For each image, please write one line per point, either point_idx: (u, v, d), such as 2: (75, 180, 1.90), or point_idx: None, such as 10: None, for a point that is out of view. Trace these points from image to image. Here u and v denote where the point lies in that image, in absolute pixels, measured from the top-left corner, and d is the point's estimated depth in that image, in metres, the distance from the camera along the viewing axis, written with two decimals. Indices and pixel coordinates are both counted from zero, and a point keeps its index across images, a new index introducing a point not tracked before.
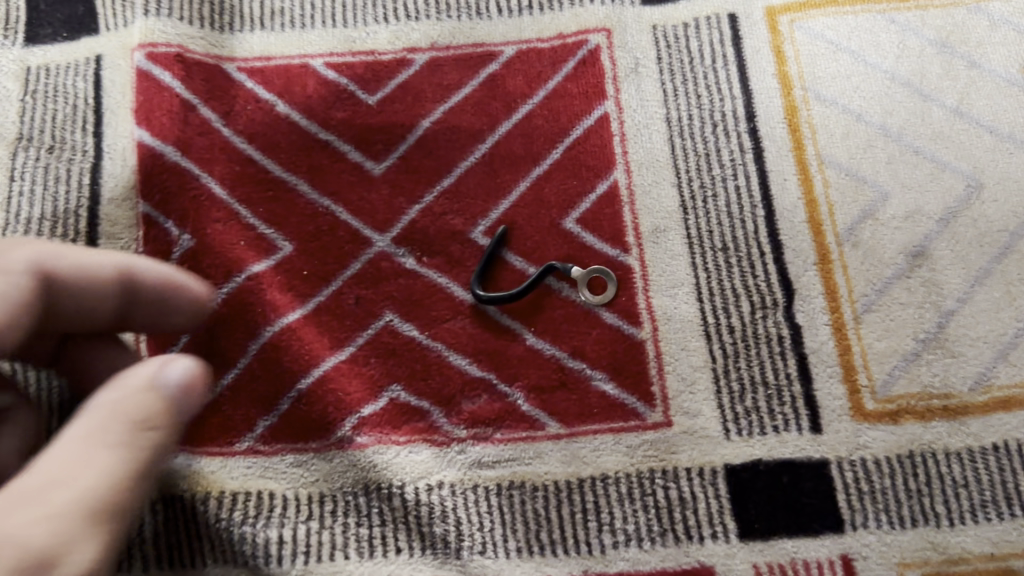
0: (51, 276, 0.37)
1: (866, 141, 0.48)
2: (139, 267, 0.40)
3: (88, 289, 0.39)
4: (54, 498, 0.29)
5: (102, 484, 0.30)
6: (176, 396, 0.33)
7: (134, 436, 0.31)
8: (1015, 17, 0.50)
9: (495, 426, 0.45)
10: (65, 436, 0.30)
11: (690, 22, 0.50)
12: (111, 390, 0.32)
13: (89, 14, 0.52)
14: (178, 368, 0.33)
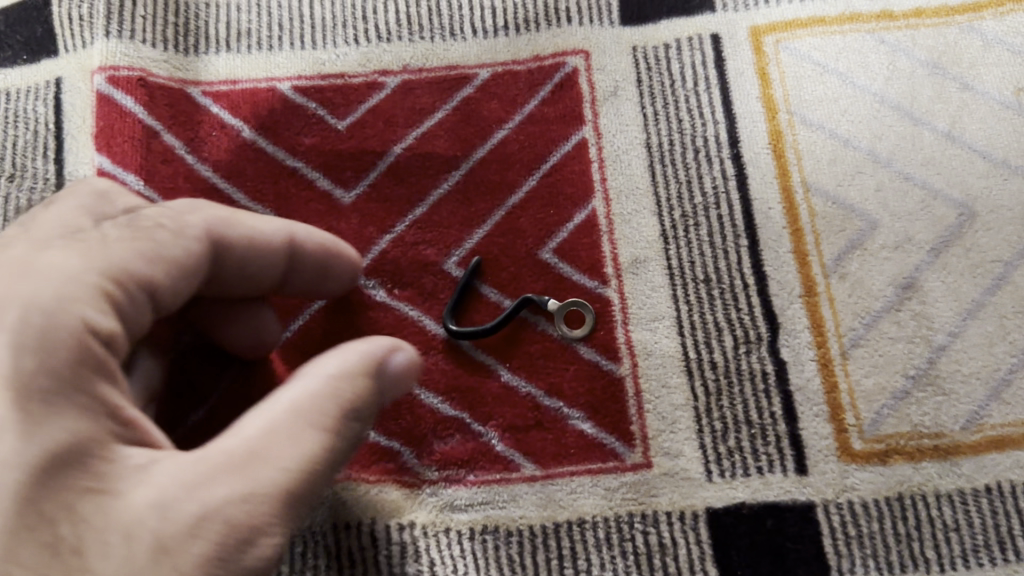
0: (226, 248, 0.38)
1: (854, 167, 0.46)
2: (305, 232, 0.40)
3: (257, 257, 0.39)
4: (255, 475, 0.30)
5: (303, 464, 0.31)
6: (391, 376, 0.35)
7: (342, 421, 0.33)
8: (1009, 37, 0.48)
9: (468, 468, 0.43)
10: (283, 396, 0.32)
11: (671, 43, 0.48)
12: (340, 357, 0.34)
13: (48, 35, 0.50)
14: (401, 355, 0.36)
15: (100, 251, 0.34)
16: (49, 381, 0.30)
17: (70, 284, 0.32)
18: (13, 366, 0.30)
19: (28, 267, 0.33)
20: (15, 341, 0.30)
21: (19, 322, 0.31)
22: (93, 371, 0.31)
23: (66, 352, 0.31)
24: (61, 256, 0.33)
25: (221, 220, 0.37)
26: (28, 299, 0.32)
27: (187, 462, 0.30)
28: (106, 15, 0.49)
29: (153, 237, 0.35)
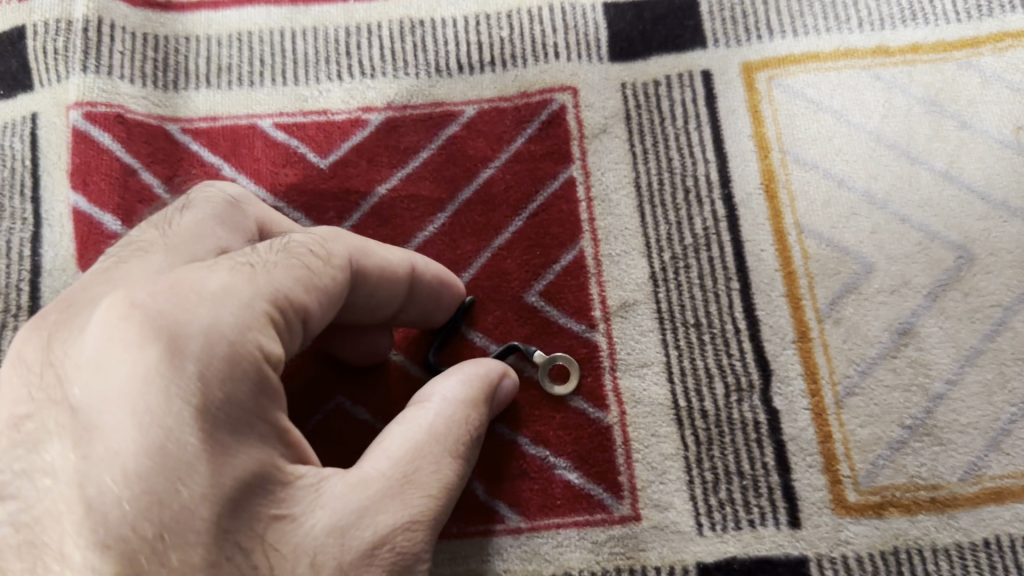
0: (360, 279, 0.36)
1: (849, 209, 0.45)
2: (424, 262, 0.40)
3: (387, 286, 0.38)
4: (411, 502, 0.32)
5: (442, 487, 0.34)
6: (500, 398, 0.40)
7: (470, 446, 0.36)
8: (1008, 74, 0.47)
9: (451, 519, 0.41)
10: (423, 421, 0.35)
11: (661, 79, 0.47)
12: (461, 382, 0.38)
13: (23, 69, 0.48)
14: (510, 380, 0.41)
15: (263, 274, 0.32)
16: (228, 412, 0.28)
17: (246, 309, 0.30)
18: (202, 398, 0.28)
19: (197, 283, 0.30)
20: (203, 371, 0.28)
21: (204, 350, 0.28)
22: (267, 397, 0.30)
23: (245, 380, 0.29)
24: (235, 273, 0.31)
25: (357, 246, 0.36)
26: (209, 323, 0.29)
27: (350, 483, 0.31)
28: (84, 49, 0.48)
29: (304, 259, 0.33)
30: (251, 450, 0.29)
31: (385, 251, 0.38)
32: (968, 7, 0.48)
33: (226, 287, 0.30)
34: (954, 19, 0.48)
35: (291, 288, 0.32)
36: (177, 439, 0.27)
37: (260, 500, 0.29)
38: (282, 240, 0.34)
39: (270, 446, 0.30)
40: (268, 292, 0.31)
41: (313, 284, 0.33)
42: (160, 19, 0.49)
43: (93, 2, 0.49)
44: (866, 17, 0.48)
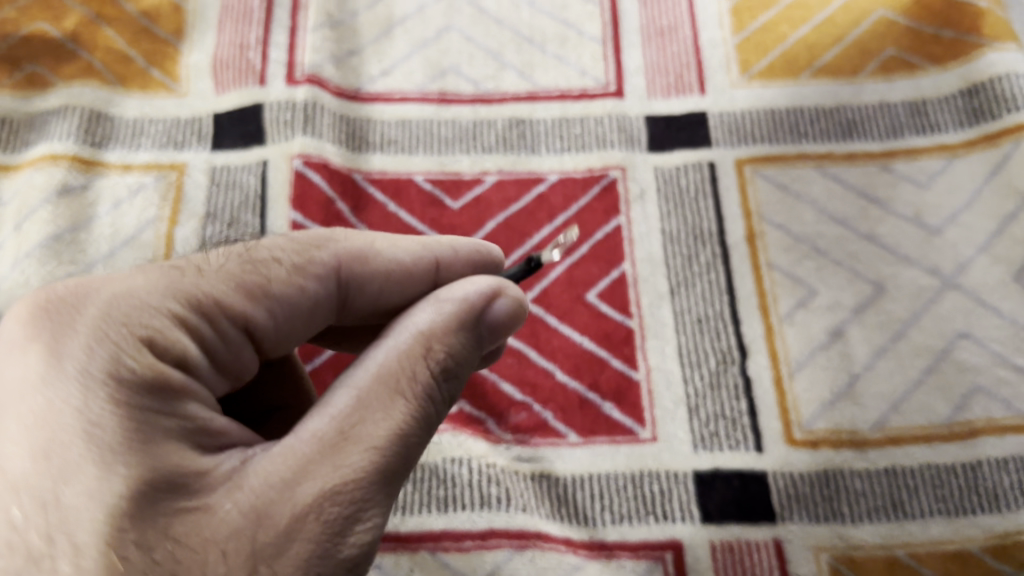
0: (359, 282, 0.45)
1: (802, 255, 0.67)
2: (444, 254, 0.47)
3: (397, 280, 0.46)
4: (344, 461, 0.37)
5: (384, 439, 0.38)
6: (495, 319, 0.43)
7: (425, 386, 0.40)
8: (913, 175, 0.70)
9: (532, 434, 0.62)
10: (374, 367, 0.40)
11: (680, 166, 0.71)
12: (423, 321, 0.41)
13: (259, 130, 0.73)
14: (504, 302, 0.43)
15: (173, 284, 0.41)
16: (111, 415, 0.36)
17: (130, 321, 0.39)
18: (82, 402, 0.37)
19: (89, 308, 0.39)
20: (81, 379, 0.37)
21: (83, 363, 0.37)
22: (161, 388, 0.38)
23: (132, 376, 0.37)
24: (144, 281, 0.40)
25: (348, 249, 0.45)
26: (90, 341, 0.38)
27: (279, 459, 0.37)
28: (302, 122, 0.72)
29: (264, 270, 0.43)
30: (142, 438, 0.36)
31: (390, 249, 0.46)
32: (888, 130, 0.72)
33: (126, 294, 0.40)
34: (878, 138, 0.72)
35: (247, 296, 0.42)
36: (55, 439, 0.36)
37: (159, 492, 0.35)
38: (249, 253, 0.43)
39: (170, 431, 0.37)
40: (179, 300, 0.40)
41: (275, 292, 0.42)
42: (351, 105, 0.74)
43: (309, 91, 0.73)
44: (818, 133, 0.72)
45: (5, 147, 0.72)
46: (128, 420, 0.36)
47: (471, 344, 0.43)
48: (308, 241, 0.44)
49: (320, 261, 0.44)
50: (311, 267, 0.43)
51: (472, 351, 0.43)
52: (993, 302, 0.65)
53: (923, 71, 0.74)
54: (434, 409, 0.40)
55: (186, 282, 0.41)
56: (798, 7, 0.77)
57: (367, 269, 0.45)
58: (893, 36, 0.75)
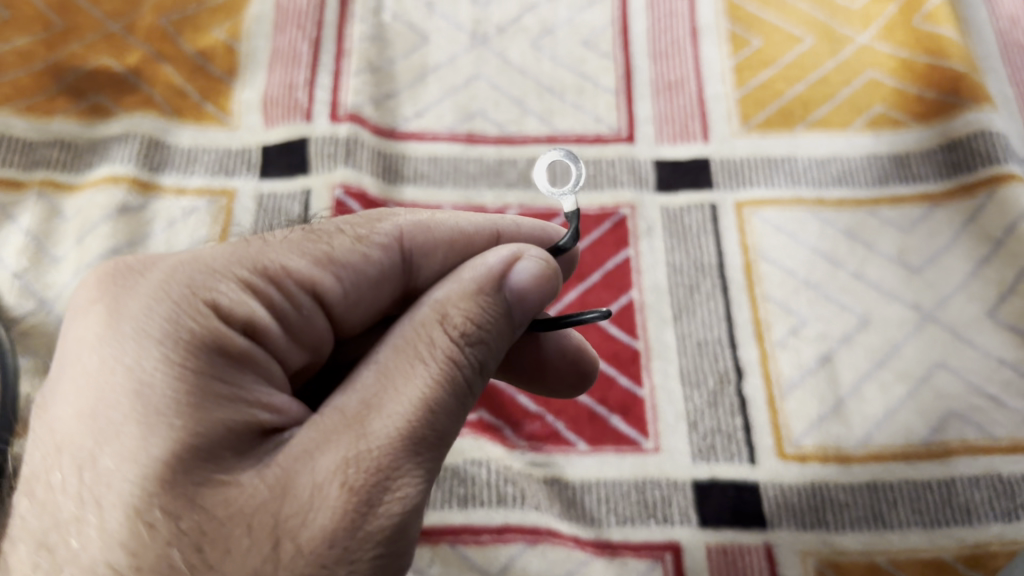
0: (428, 248, 0.53)
1: (794, 288, 0.74)
2: (505, 225, 0.57)
3: (463, 243, 0.55)
4: (366, 429, 0.39)
5: (406, 405, 0.40)
6: (518, 287, 0.46)
7: (443, 354, 0.42)
8: (897, 220, 0.77)
9: (545, 442, 0.68)
10: (392, 345, 0.43)
11: (685, 206, 0.78)
12: (438, 300, 0.45)
13: (303, 162, 0.80)
14: (521, 271, 0.46)
15: (236, 255, 0.46)
16: (160, 374, 0.40)
17: (186, 290, 0.43)
18: (134, 361, 0.40)
19: (150, 279, 0.44)
20: (135, 342, 0.41)
21: (139, 326, 0.42)
22: (216, 349, 0.42)
23: (187, 338, 0.41)
24: (211, 252, 0.46)
25: (406, 221, 0.53)
26: (146, 310, 0.42)
27: (307, 433, 0.40)
28: (343, 154, 0.79)
29: (326, 242, 0.49)
30: (190, 395, 0.40)
31: (452, 219, 0.55)
32: (875, 179, 0.79)
33: (193, 261, 0.45)
34: (866, 186, 0.79)
35: (323, 256, 0.49)
36: (103, 397, 0.40)
37: (196, 454, 0.39)
38: (311, 228, 0.50)
39: (219, 392, 0.41)
40: (244, 270, 0.46)
41: (342, 259, 0.49)
42: (387, 142, 0.81)
43: (350, 128, 0.81)
44: (811, 180, 0.79)
45: (70, 168, 0.80)
46: (179, 376, 0.40)
47: (488, 309, 0.45)
48: (368, 220, 0.52)
49: (385, 229, 0.52)
50: (376, 236, 0.51)
51: (491, 315, 0.45)
52: (967, 335, 0.71)
53: (907, 127, 0.81)
54: (457, 371, 0.42)
55: (254, 252, 0.47)
56: (794, 66, 0.85)
57: (433, 235, 0.53)
58: (880, 95, 0.83)
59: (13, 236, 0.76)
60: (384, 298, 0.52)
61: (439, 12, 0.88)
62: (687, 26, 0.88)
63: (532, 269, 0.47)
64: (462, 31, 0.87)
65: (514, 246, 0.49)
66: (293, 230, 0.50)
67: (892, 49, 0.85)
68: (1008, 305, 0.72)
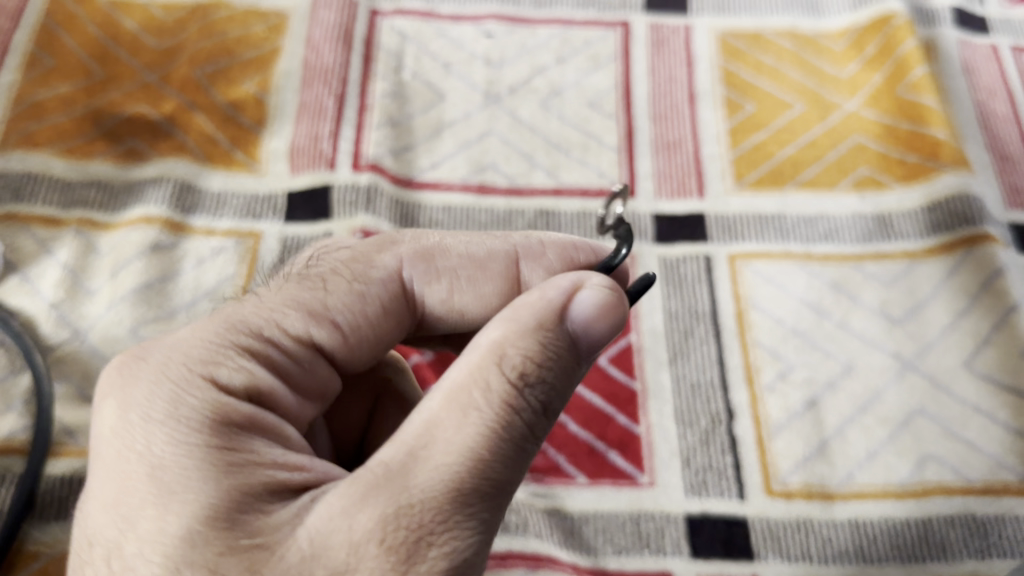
0: (430, 277, 0.58)
1: (783, 336, 0.79)
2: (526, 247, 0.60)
3: (477, 268, 0.59)
4: (408, 484, 0.42)
5: (456, 454, 0.43)
6: (578, 324, 0.49)
7: (497, 398, 0.45)
8: (880, 274, 0.82)
9: (546, 474, 0.72)
10: (447, 387, 0.45)
11: (681, 256, 0.83)
12: (493, 340, 0.47)
13: (325, 207, 0.85)
14: (579, 312, 0.49)
15: (226, 334, 0.51)
16: (169, 452, 0.44)
17: (183, 370, 0.48)
18: (145, 447, 0.45)
19: (151, 372, 0.48)
20: (145, 430, 0.45)
21: (146, 414, 0.46)
22: (222, 420, 0.46)
23: (188, 414, 0.46)
24: (200, 333, 0.51)
25: (406, 253, 0.58)
26: (151, 399, 0.47)
27: (347, 490, 0.42)
28: (364, 202, 0.84)
29: (325, 290, 0.55)
30: (201, 466, 0.44)
31: (466, 248, 0.60)
32: (860, 237, 0.84)
33: (187, 345, 0.50)
34: (851, 242, 0.84)
35: (320, 304, 0.54)
36: (122, 484, 0.44)
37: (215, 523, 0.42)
38: (309, 270, 0.56)
39: (229, 460, 0.45)
40: (241, 343, 0.51)
41: (338, 306, 0.55)
42: (405, 191, 0.87)
43: (370, 176, 0.86)
44: (799, 236, 0.84)
45: (106, 208, 0.85)
46: (186, 450, 0.44)
47: (543, 349, 0.48)
48: (368, 254, 0.58)
49: (384, 264, 0.57)
50: (374, 271, 0.57)
51: (548, 357, 0.48)
52: (946, 383, 0.75)
53: (890, 189, 0.86)
54: (512, 415, 0.45)
55: (240, 316, 0.52)
56: (786, 130, 0.91)
57: (437, 263, 0.58)
58: (865, 158, 0.88)
59: (52, 269, 0.81)
60: (391, 333, 0.57)
61: (455, 73, 0.95)
62: (686, 92, 0.94)
63: (597, 298, 0.49)
64: (477, 90, 0.94)
65: (576, 275, 0.52)
66: (294, 277, 0.56)
67: (877, 116, 0.91)
68: (983, 356, 0.77)
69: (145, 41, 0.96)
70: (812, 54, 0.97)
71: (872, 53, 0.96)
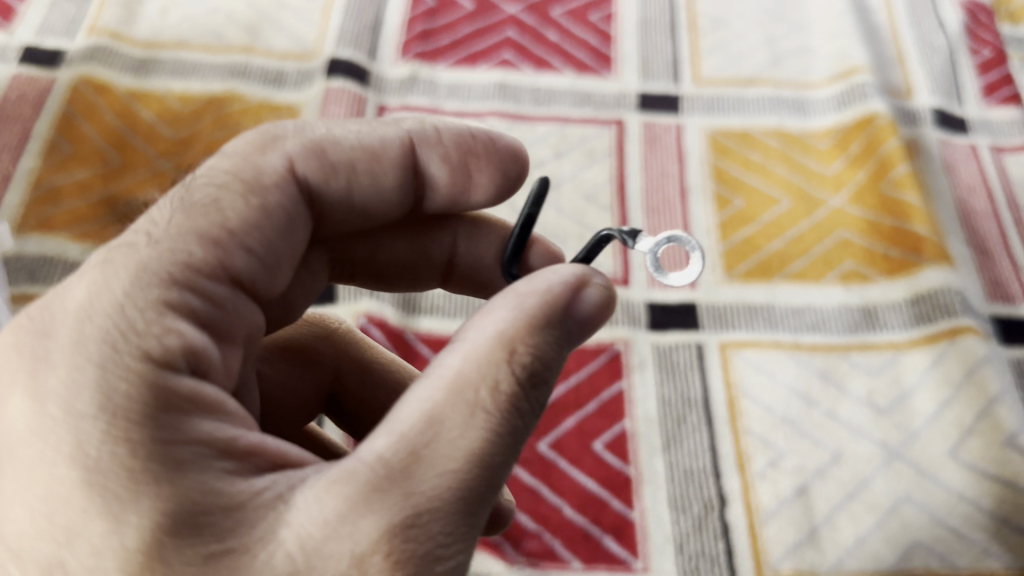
0: (324, 174, 0.55)
1: (772, 424, 0.81)
2: (419, 132, 0.59)
3: (371, 161, 0.57)
4: (412, 492, 0.43)
5: (461, 459, 0.44)
6: (582, 312, 0.50)
7: (504, 398, 0.45)
8: (867, 363, 0.84)
9: (542, 559, 0.74)
10: (450, 377, 0.45)
11: (674, 344, 0.86)
12: (499, 333, 0.47)
13: (331, 290, 0.89)
14: (586, 302, 0.50)
15: (138, 288, 0.46)
16: (102, 449, 0.42)
17: (98, 352, 0.44)
18: (74, 447, 0.42)
19: (59, 347, 0.44)
20: (70, 426, 0.42)
21: (67, 403, 0.43)
22: (162, 403, 0.43)
23: (125, 405, 0.42)
24: (105, 289, 0.46)
25: (295, 149, 0.54)
26: (66, 385, 0.43)
27: (342, 489, 0.43)
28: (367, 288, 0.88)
29: (221, 212, 0.50)
30: (143, 461, 0.42)
31: (351, 137, 0.57)
32: (846, 327, 0.87)
33: (98, 302, 0.45)
34: (838, 332, 0.86)
35: (222, 230, 0.49)
36: (54, 490, 0.42)
37: (172, 523, 0.41)
38: (192, 198, 0.50)
39: (174, 451, 0.42)
40: (156, 292, 0.46)
41: (236, 226, 0.50)
42: None
43: None
44: (788, 326, 0.87)
45: None
46: (129, 449, 0.42)
47: (549, 344, 0.48)
48: (252, 157, 0.53)
49: (276, 162, 0.53)
50: (266, 177, 0.52)
51: (551, 351, 0.48)
52: (932, 471, 0.77)
53: (875, 282, 0.90)
54: (515, 418, 0.46)
55: (153, 259, 0.47)
56: (772, 225, 0.95)
57: (329, 157, 0.56)
58: (851, 252, 0.92)
59: None
60: (303, 234, 0.55)
61: None
62: (678, 187, 0.99)
63: (599, 295, 0.51)
64: None
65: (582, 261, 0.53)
66: (177, 205, 0.50)
67: (861, 212, 0.95)
68: (968, 445, 0.78)
69: (161, 129, 1.01)
70: (798, 152, 1.02)
71: (857, 151, 1.01)
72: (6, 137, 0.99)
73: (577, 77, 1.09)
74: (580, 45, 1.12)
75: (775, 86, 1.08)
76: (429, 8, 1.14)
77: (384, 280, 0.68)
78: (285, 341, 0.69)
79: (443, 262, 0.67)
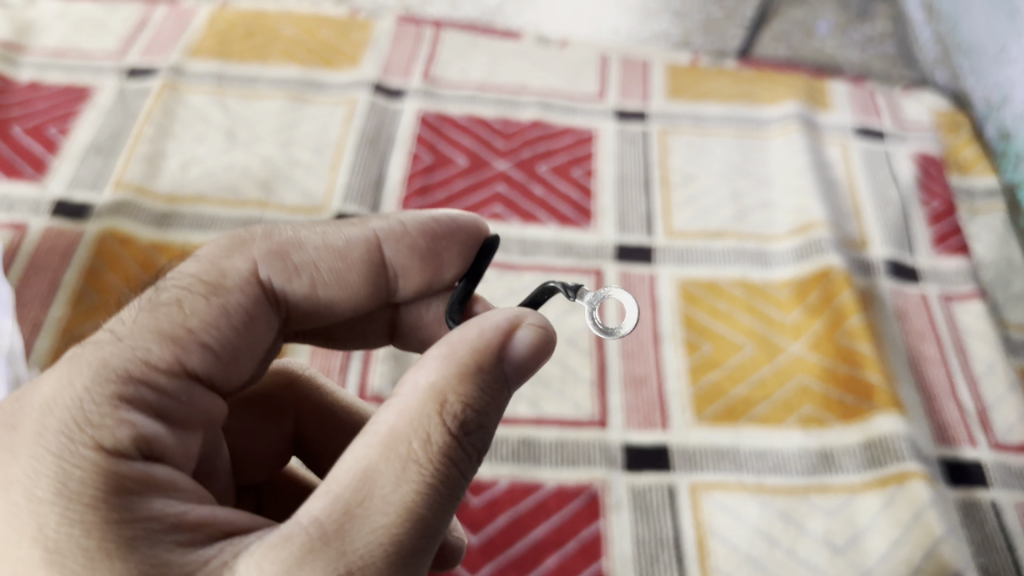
0: (292, 274, 0.67)
1: (736, 563, 0.88)
2: (384, 232, 0.71)
3: (336, 260, 0.69)
4: (348, 546, 0.51)
5: (394, 511, 0.52)
6: (517, 355, 0.59)
7: (435, 448, 0.54)
8: (823, 503, 0.92)
9: None
10: (384, 436, 0.54)
11: (647, 485, 0.94)
12: (428, 387, 0.56)
13: None
14: (517, 348, 0.59)
15: (95, 386, 0.55)
16: (59, 526, 0.50)
17: (56, 448, 0.52)
18: (36, 527, 0.50)
19: (26, 441, 0.53)
20: (32, 509, 0.50)
21: (30, 490, 0.51)
22: (115, 481, 0.52)
23: (79, 489, 0.51)
24: (69, 388, 0.55)
25: (260, 253, 0.66)
26: (30, 474, 0.51)
27: (285, 550, 0.51)
28: None
29: (173, 311, 0.60)
30: (96, 533, 0.50)
31: (314, 245, 0.69)
32: (805, 469, 0.94)
33: (62, 401, 0.54)
34: (797, 474, 0.94)
35: (180, 329, 0.60)
36: (19, 568, 0.49)
37: None
38: (158, 298, 0.61)
39: (127, 526, 0.50)
40: (111, 386, 0.55)
41: (196, 326, 0.61)
42: None
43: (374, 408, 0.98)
44: (752, 467, 0.95)
45: None
46: (84, 530, 0.50)
47: (476, 391, 0.57)
48: (219, 261, 0.65)
49: (239, 269, 0.65)
50: (228, 281, 0.64)
51: (480, 399, 0.57)
52: None
53: (832, 427, 0.98)
54: (445, 465, 0.54)
55: (110, 358, 0.56)
56: (737, 370, 1.04)
57: (296, 260, 0.68)
58: (809, 397, 1.01)
59: None
60: (264, 326, 0.65)
61: None
62: (652, 333, 1.08)
63: (529, 338, 0.60)
64: None
65: (514, 313, 0.62)
66: (143, 306, 0.60)
67: (819, 358, 1.04)
68: None
69: None
70: (761, 301, 1.12)
71: (815, 302, 1.10)
72: (36, 285, 1.08)
73: (559, 230, 1.20)
74: (562, 199, 1.23)
75: (740, 239, 1.19)
76: (427, 165, 1.26)
77: (334, 338, 0.81)
78: (251, 397, 0.78)
79: (386, 322, 0.79)
